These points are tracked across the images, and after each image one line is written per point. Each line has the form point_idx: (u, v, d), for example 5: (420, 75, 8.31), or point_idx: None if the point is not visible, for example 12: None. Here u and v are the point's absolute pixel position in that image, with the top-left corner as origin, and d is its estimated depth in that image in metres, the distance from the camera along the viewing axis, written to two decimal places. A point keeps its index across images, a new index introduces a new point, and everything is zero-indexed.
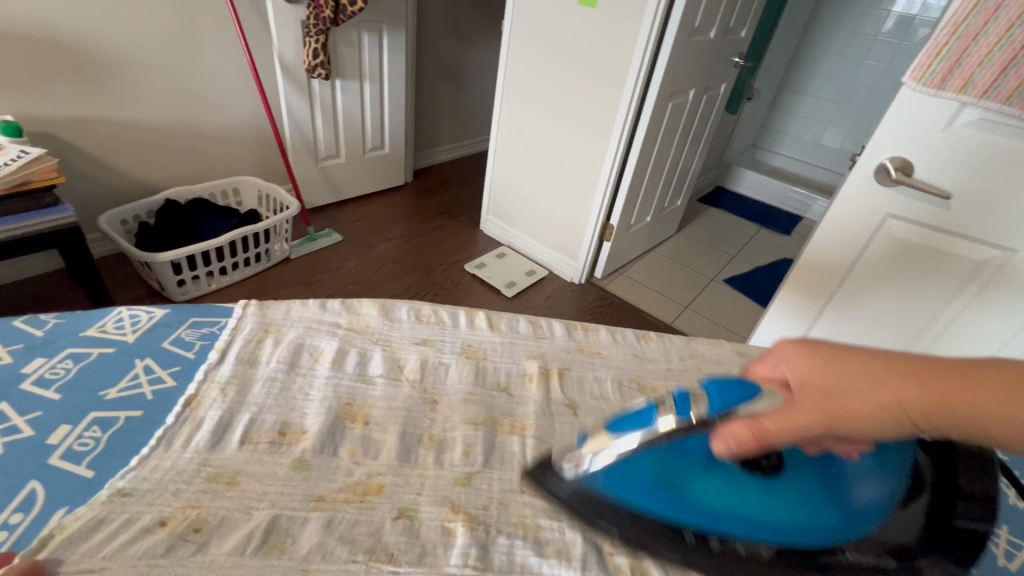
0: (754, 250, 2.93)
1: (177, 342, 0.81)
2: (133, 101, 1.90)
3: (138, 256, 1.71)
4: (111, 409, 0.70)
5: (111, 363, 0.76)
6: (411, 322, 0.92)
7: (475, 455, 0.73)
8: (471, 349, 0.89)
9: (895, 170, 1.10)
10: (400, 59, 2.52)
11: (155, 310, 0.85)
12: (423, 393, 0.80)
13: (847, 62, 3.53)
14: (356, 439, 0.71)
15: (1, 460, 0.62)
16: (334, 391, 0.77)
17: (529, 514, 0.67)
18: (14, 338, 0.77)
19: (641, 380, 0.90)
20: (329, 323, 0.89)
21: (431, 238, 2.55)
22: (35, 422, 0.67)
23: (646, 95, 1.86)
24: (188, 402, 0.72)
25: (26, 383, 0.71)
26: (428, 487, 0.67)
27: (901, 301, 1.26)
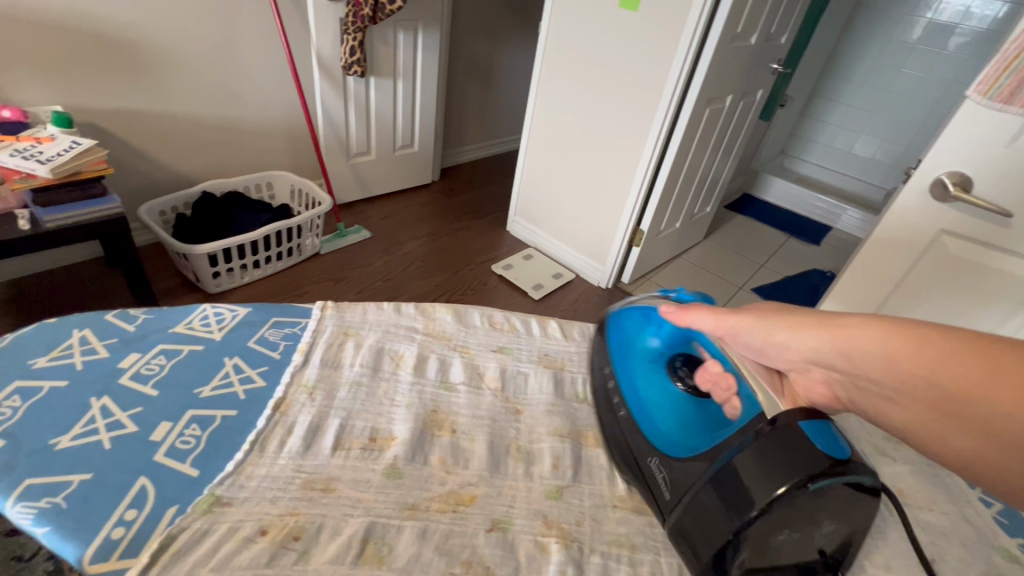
0: (782, 260, 2.89)
1: (263, 342, 0.82)
2: (175, 94, 1.93)
3: (177, 247, 1.73)
4: (208, 408, 0.70)
5: (201, 362, 0.76)
6: (485, 328, 0.94)
7: (564, 468, 0.74)
8: (550, 358, 0.92)
9: (954, 186, 1.08)
10: (433, 58, 2.52)
11: (237, 309, 0.87)
12: (505, 402, 0.81)
13: (883, 71, 3.45)
14: (445, 448, 0.72)
15: (109, 458, 0.61)
16: (419, 398, 0.78)
17: (622, 531, 0.67)
18: (109, 332, 0.78)
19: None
20: (406, 327, 0.90)
21: (459, 237, 2.56)
22: (137, 418, 0.67)
23: (684, 100, 1.84)
24: (282, 405, 0.73)
25: (124, 377, 0.72)
26: (520, 500, 0.68)
27: (949, 320, 1.23)
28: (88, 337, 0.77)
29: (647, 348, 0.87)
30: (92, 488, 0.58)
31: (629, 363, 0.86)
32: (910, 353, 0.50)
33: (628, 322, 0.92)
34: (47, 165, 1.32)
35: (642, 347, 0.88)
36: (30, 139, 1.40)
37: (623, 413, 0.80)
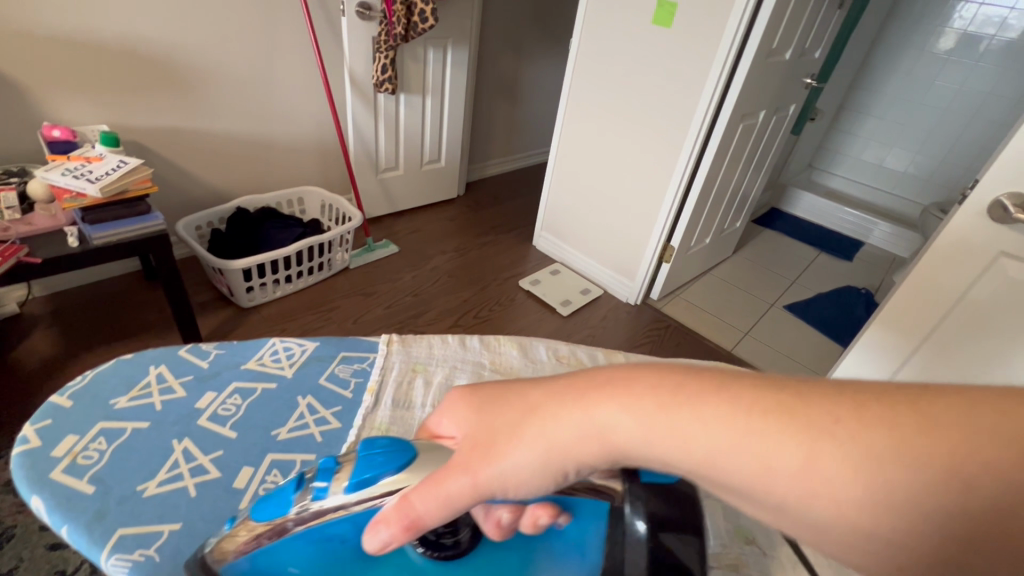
0: (814, 276, 2.82)
1: (334, 379, 0.75)
2: (213, 112, 1.97)
3: (213, 263, 1.76)
4: (285, 452, 0.65)
5: (274, 401, 0.70)
6: (552, 363, 0.84)
7: None
8: None
9: (1015, 209, 1.04)
10: (461, 74, 2.55)
11: (306, 343, 0.80)
12: None
13: (915, 83, 3.38)
14: None
15: (194, 507, 0.57)
16: None
17: None
18: (182, 369, 0.72)
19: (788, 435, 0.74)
20: (472, 362, 0.83)
21: (486, 252, 2.56)
22: (219, 462, 0.62)
23: (718, 115, 1.82)
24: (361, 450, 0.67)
25: (202, 419, 0.66)
26: None
27: (1004, 347, 1.19)
28: (165, 374, 0.71)
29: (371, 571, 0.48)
30: (182, 538, 0.55)
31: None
32: (712, 451, 0.29)
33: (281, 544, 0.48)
34: (97, 184, 1.34)
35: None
36: (80, 159, 1.44)
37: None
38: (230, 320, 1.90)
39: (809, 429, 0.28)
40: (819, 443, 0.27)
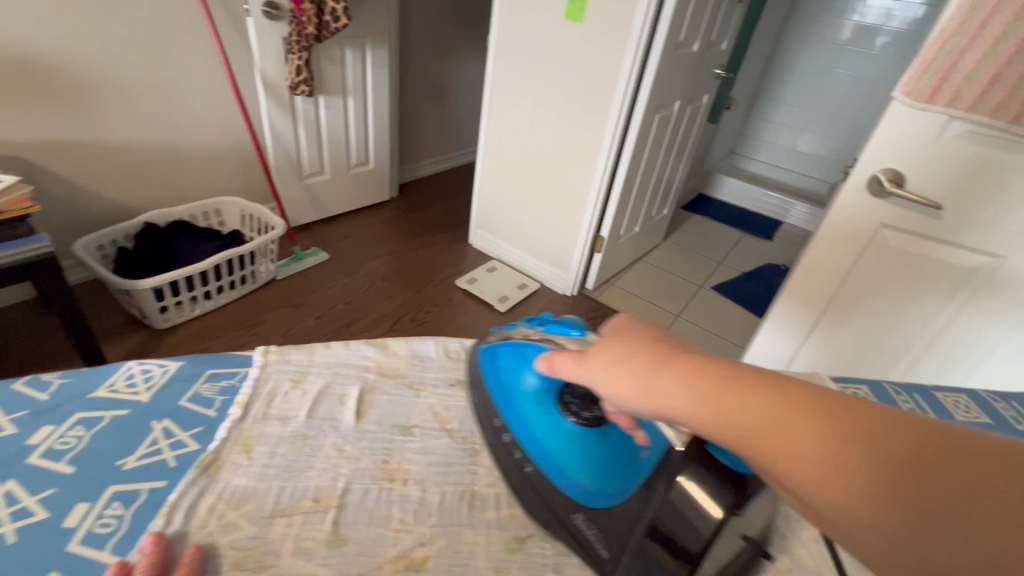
0: (738, 256, 2.99)
1: (197, 399, 0.67)
2: (109, 122, 1.82)
3: (117, 284, 1.63)
4: (129, 482, 0.56)
5: (123, 428, 0.61)
6: (440, 359, 0.81)
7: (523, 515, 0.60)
8: None
9: (889, 182, 1.13)
10: (383, 74, 2.49)
11: (169, 362, 0.71)
12: (461, 443, 0.68)
13: (818, 71, 3.64)
14: (397, 503, 0.58)
15: (10, 556, 0.48)
16: (368, 448, 0.64)
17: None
18: (14, 404, 0.62)
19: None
20: (355, 363, 0.76)
21: (422, 253, 2.52)
22: (50, 501, 0.53)
23: (634, 107, 1.88)
24: (219, 469, 0.59)
25: (33, 456, 0.57)
26: (480, 553, 0.55)
27: (893, 311, 1.29)
28: None
29: (527, 389, 0.67)
30: None
31: (511, 398, 0.68)
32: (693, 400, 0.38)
33: (502, 350, 0.72)
34: None
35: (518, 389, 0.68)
36: None
37: (534, 472, 0.62)
38: (143, 344, 1.77)
39: (769, 394, 0.35)
40: (771, 401, 0.35)
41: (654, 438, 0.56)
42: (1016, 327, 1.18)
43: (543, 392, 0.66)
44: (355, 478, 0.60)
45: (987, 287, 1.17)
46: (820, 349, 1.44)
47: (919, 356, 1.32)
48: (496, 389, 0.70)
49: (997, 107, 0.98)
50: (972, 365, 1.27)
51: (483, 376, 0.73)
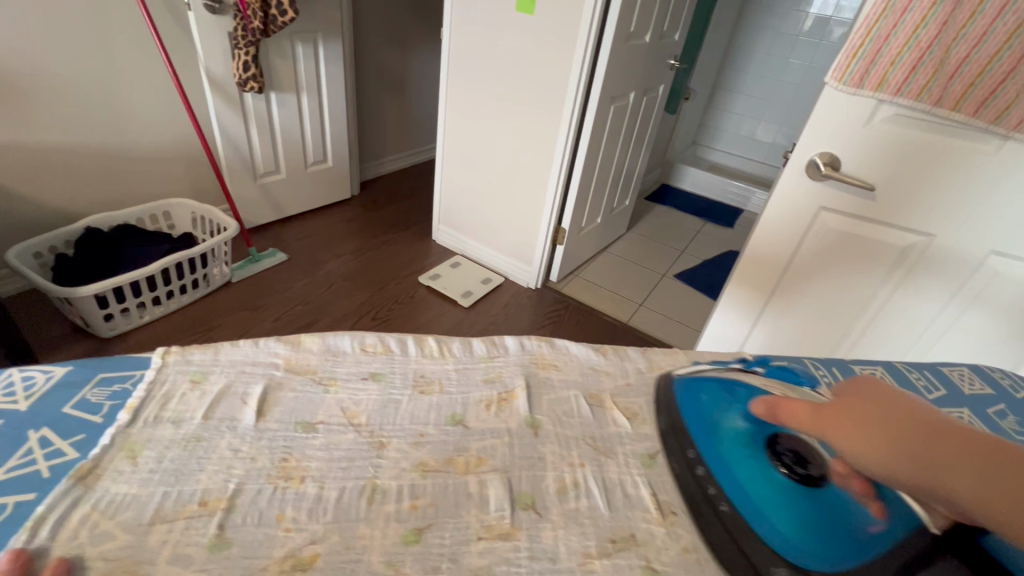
0: (701, 244, 3.04)
1: (82, 405, 0.65)
2: (41, 125, 1.73)
3: (56, 292, 1.55)
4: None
5: None
6: (356, 354, 0.80)
7: (423, 506, 0.60)
8: (425, 381, 0.77)
9: (825, 165, 1.16)
10: (337, 69, 2.43)
11: (54, 368, 0.69)
12: (369, 438, 0.68)
13: (775, 62, 3.71)
14: (288, 502, 0.58)
15: None
16: (267, 448, 0.64)
17: (487, 563, 0.55)
18: None
19: (600, 395, 0.80)
20: (265, 364, 0.76)
21: (385, 251, 2.48)
22: None
23: (589, 98, 1.88)
24: (96, 477, 0.58)
25: None
26: (373, 549, 0.55)
27: (836, 291, 1.34)
28: None
29: (732, 429, 0.69)
30: None
31: (705, 429, 0.70)
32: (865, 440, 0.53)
33: (705, 385, 0.76)
34: None
35: (723, 424, 0.70)
36: None
37: (728, 511, 0.62)
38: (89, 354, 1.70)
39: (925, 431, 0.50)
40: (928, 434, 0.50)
41: (894, 516, 0.57)
42: (948, 302, 1.23)
43: (751, 432, 0.68)
44: (248, 479, 0.60)
45: (922, 265, 1.21)
46: (773, 330, 1.47)
47: (863, 334, 1.36)
48: (694, 420, 0.73)
49: (923, 89, 1.03)
50: (912, 341, 1.32)
51: (680, 404, 0.76)
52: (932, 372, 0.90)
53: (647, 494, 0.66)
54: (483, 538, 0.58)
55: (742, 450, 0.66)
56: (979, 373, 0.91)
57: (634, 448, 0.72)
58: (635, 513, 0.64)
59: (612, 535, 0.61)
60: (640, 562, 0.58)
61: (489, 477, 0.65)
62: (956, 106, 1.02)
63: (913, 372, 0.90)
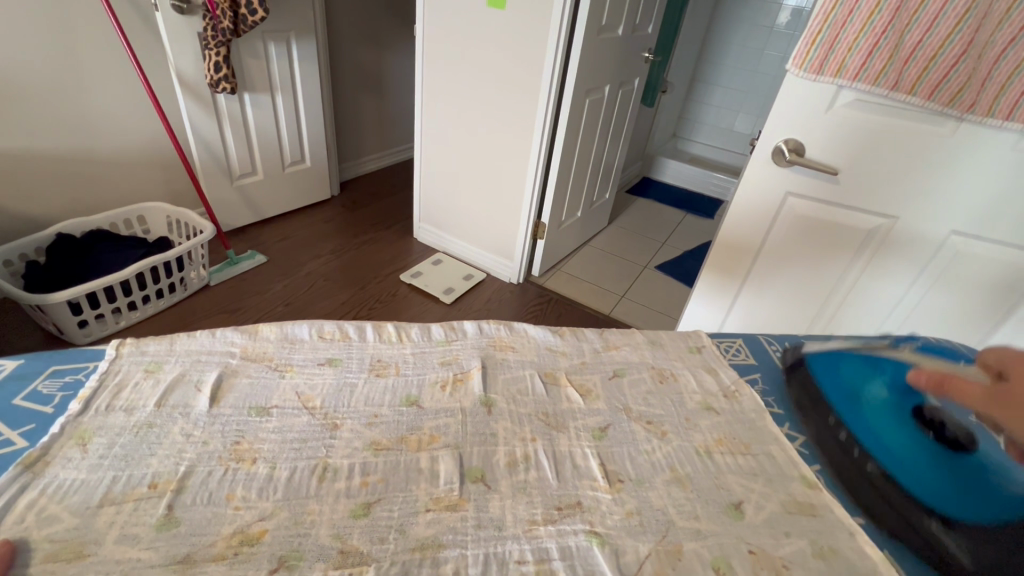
0: (682, 235, 3.08)
1: (32, 396, 0.65)
2: (6, 128, 1.70)
3: (27, 299, 1.53)
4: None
5: None
6: (314, 341, 0.81)
7: (374, 482, 0.61)
8: (382, 364, 0.78)
9: (789, 151, 1.19)
10: (311, 68, 2.41)
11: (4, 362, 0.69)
12: (323, 419, 0.68)
13: (750, 55, 3.76)
14: (239, 482, 0.59)
15: None
16: (219, 432, 0.64)
17: (434, 532, 0.57)
18: None
19: (555, 373, 0.82)
20: (220, 352, 0.76)
21: (364, 250, 2.48)
22: None
23: (564, 92, 1.90)
24: (43, 465, 0.57)
25: None
26: (321, 523, 0.56)
27: (806, 276, 1.37)
28: None
29: (876, 396, 0.75)
30: None
31: (846, 403, 0.75)
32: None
33: (836, 362, 0.82)
34: None
35: (867, 395, 0.75)
36: None
37: (874, 469, 0.68)
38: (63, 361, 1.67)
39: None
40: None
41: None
42: (913, 282, 1.26)
43: (894, 402, 0.73)
44: (199, 462, 0.61)
45: (886, 245, 1.24)
46: (747, 314, 1.50)
47: (832, 315, 1.40)
48: (832, 396, 0.78)
49: (880, 74, 1.05)
50: (880, 321, 1.35)
51: (820, 374, 0.81)
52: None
53: (595, 464, 0.68)
54: (430, 510, 0.59)
55: (889, 416, 0.72)
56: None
57: (586, 422, 0.74)
58: (585, 482, 0.66)
59: (559, 501, 0.63)
60: (585, 527, 0.60)
61: (441, 453, 0.66)
62: (911, 91, 1.05)
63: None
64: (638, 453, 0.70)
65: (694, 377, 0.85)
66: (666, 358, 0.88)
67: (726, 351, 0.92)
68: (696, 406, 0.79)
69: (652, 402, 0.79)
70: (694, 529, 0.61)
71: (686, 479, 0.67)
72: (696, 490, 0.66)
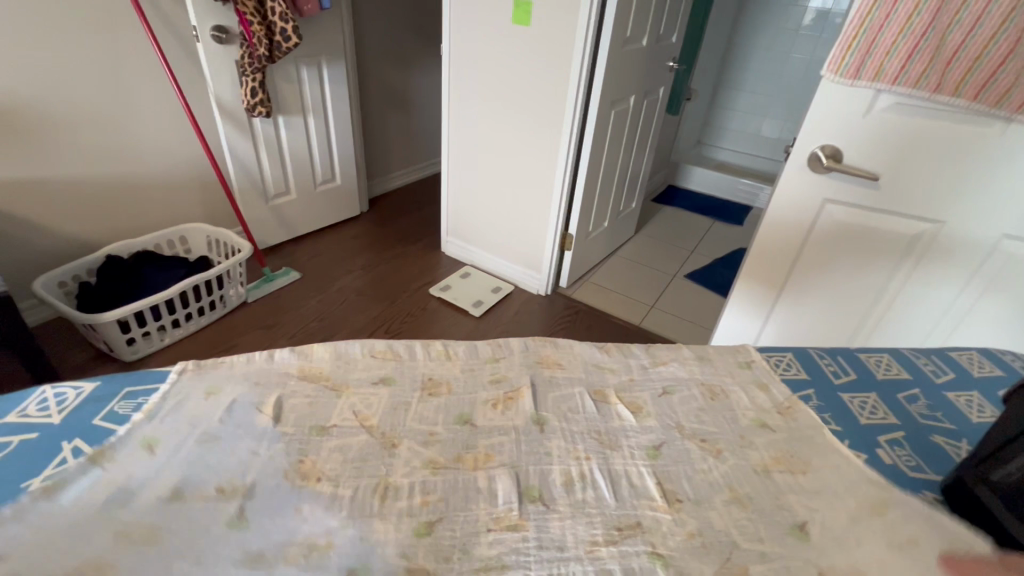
0: (711, 243, 3.03)
1: (110, 417, 0.68)
2: (62, 159, 1.80)
3: (82, 318, 1.61)
4: (30, 501, 0.57)
5: (33, 452, 0.63)
6: (364, 361, 0.83)
7: (434, 501, 0.62)
8: (432, 382, 0.79)
9: (827, 158, 1.17)
10: (341, 90, 2.49)
11: (84, 386, 0.73)
12: (379, 438, 0.69)
13: (774, 58, 3.72)
14: (306, 500, 0.61)
15: None
16: (283, 450, 0.66)
17: (496, 553, 0.57)
18: None
19: (603, 391, 0.81)
20: (275, 372, 0.78)
21: (395, 265, 2.52)
22: None
23: (589, 103, 1.91)
24: (121, 486, 0.60)
25: None
26: (387, 540, 0.57)
27: (847, 284, 1.33)
28: None
29: None
30: None
31: None
32: None
33: None
34: None
35: None
36: None
37: None
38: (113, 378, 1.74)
39: None
40: None
41: None
42: (961, 288, 1.22)
43: None
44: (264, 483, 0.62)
45: (934, 251, 1.20)
46: (786, 324, 1.46)
47: (877, 324, 1.35)
48: None
49: (921, 76, 1.03)
50: (928, 330, 1.30)
51: None
52: (937, 356, 0.92)
53: (652, 484, 0.67)
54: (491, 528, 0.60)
55: None
56: (988, 357, 0.92)
57: (639, 440, 0.73)
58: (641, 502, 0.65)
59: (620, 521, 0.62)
60: (647, 548, 0.59)
61: (497, 472, 0.66)
62: (955, 92, 1.02)
63: (916, 357, 0.91)
64: (695, 471, 0.69)
65: (744, 394, 0.83)
66: (714, 373, 0.87)
67: (775, 365, 0.90)
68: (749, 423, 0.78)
69: (704, 421, 0.77)
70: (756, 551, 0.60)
71: (746, 500, 0.66)
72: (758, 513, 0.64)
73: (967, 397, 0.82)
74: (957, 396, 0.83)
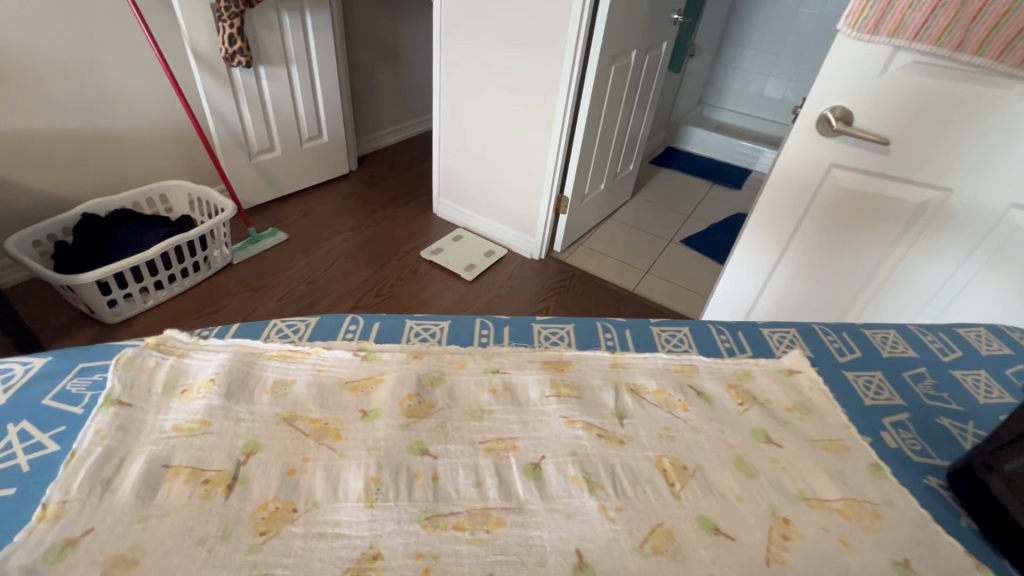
0: (709, 208, 2.97)
1: (64, 396, 0.71)
2: (29, 109, 1.70)
3: (58, 280, 1.55)
4: None
5: None
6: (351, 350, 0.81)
7: (427, 481, 0.63)
8: (417, 352, 0.82)
9: (836, 120, 1.11)
10: (327, 38, 2.34)
11: (32, 361, 0.77)
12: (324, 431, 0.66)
13: (783, 13, 3.55)
14: (285, 487, 0.60)
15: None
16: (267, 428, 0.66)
17: (506, 432, 0.70)
18: None
19: (558, 363, 0.83)
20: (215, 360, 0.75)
21: (386, 226, 2.45)
22: None
23: (588, 58, 1.81)
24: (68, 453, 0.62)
25: None
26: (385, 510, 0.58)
27: (849, 254, 1.30)
28: None
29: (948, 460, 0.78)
30: None
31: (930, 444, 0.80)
32: None
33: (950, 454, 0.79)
34: None
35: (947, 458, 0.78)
36: None
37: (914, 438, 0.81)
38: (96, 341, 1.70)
39: None
40: None
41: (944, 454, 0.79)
42: (965, 259, 1.19)
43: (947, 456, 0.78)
44: (387, 518, 0.58)
45: (940, 220, 1.17)
46: (781, 295, 1.44)
47: (873, 297, 1.34)
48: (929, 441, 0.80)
49: (944, 32, 0.96)
50: (925, 303, 1.29)
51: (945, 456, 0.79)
52: (947, 334, 1.02)
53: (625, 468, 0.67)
54: (513, 463, 0.66)
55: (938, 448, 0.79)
56: (908, 336, 1.01)
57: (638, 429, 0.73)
58: None
59: (641, 495, 0.64)
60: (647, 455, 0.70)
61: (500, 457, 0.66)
62: (977, 51, 0.96)
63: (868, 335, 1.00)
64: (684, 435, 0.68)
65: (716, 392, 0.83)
66: (712, 371, 0.86)
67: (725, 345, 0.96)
68: (726, 397, 0.81)
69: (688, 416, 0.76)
70: (703, 490, 0.66)
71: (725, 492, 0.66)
72: (786, 557, 0.59)
73: (888, 356, 0.95)
74: (909, 372, 0.92)
